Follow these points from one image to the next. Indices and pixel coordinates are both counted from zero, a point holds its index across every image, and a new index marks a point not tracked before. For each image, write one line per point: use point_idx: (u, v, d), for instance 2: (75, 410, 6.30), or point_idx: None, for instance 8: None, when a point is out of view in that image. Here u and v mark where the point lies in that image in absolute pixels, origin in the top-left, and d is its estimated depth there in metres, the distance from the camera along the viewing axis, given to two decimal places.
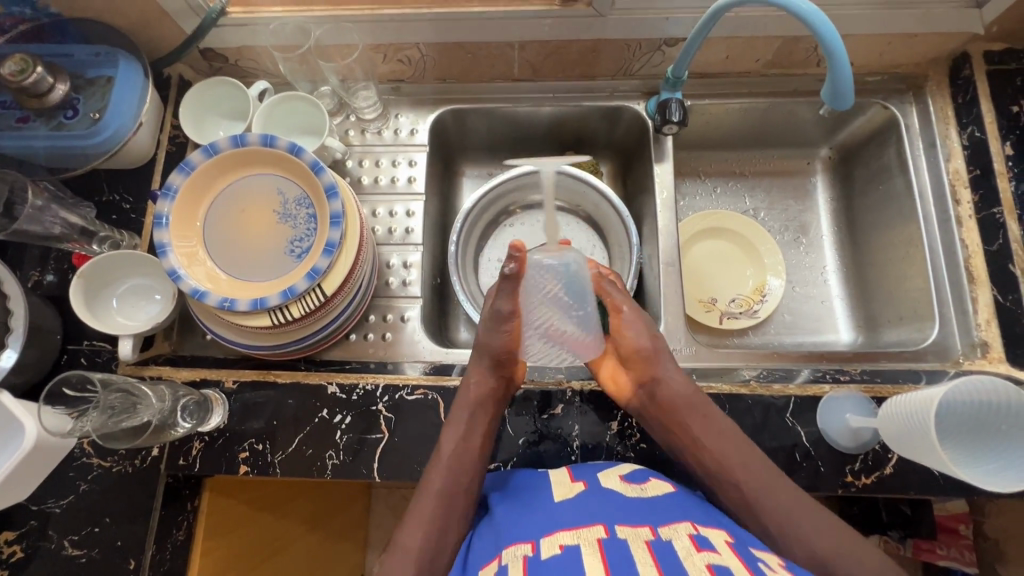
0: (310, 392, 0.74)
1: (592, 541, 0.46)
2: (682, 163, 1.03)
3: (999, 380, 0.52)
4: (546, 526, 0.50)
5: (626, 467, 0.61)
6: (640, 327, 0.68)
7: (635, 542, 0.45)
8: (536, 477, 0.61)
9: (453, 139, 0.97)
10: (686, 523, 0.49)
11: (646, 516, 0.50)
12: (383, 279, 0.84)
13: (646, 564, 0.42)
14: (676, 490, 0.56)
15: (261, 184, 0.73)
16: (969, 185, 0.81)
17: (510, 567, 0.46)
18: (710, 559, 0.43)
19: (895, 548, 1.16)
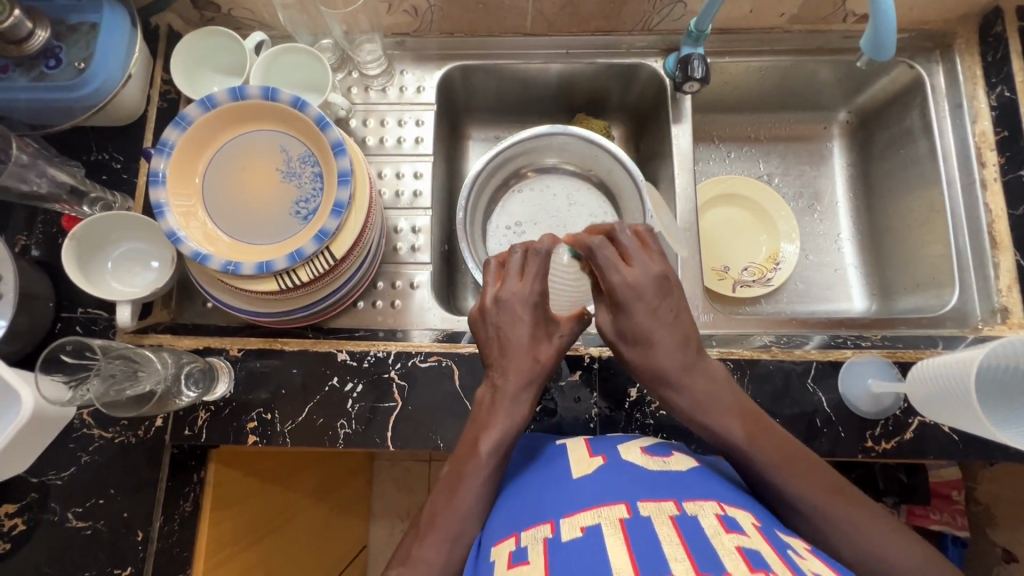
0: (318, 360, 0.71)
1: (614, 521, 0.42)
2: (696, 125, 1.00)
3: (1008, 341, 0.52)
4: (564, 504, 0.46)
5: (649, 440, 0.58)
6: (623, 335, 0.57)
7: (659, 518, 0.41)
8: (558, 449, 0.58)
9: (460, 98, 0.93)
10: (712, 501, 0.46)
11: (670, 491, 0.46)
12: (392, 244, 0.81)
13: (671, 543, 0.38)
14: (702, 465, 0.53)
15: (263, 141, 0.68)
16: (995, 147, 0.79)
17: (528, 550, 0.42)
18: (740, 541, 0.40)
19: (891, 514, 1.19)
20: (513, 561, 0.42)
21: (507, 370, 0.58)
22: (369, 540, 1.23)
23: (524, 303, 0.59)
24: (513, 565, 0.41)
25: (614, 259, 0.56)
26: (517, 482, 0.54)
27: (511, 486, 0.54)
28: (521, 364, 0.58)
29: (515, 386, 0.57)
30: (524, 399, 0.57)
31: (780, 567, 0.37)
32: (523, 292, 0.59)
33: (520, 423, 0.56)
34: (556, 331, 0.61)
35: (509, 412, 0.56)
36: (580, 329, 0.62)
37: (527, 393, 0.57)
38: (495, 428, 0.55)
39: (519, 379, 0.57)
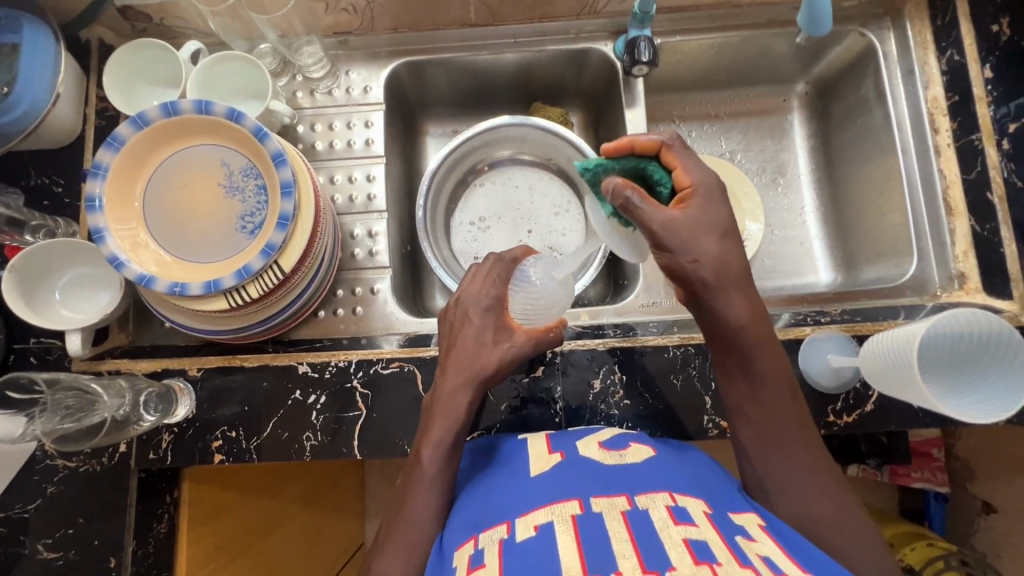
0: (280, 373, 0.70)
1: (567, 517, 0.42)
2: (655, 107, 0.99)
3: (951, 314, 0.51)
4: (519, 505, 0.46)
5: (606, 433, 0.59)
6: (688, 245, 0.53)
7: (610, 513, 0.42)
8: (517, 445, 0.59)
9: (411, 95, 0.91)
10: (664, 492, 0.45)
11: (623, 484, 0.46)
12: (349, 250, 0.80)
13: (620, 539, 0.38)
14: (657, 455, 0.53)
15: (203, 156, 0.67)
16: (948, 112, 0.79)
17: (485, 552, 0.42)
18: (687, 532, 0.39)
19: (874, 475, 1.20)
20: (471, 565, 0.42)
21: (449, 370, 0.58)
22: (366, 537, 1.24)
23: (478, 304, 0.60)
24: (471, 568, 0.41)
25: (688, 152, 0.58)
26: (476, 486, 0.54)
27: (472, 489, 0.54)
28: (461, 366, 0.58)
29: (454, 383, 0.57)
30: (460, 399, 0.57)
31: (725, 556, 0.37)
32: (479, 295, 0.61)
33: (458, 425, 0.56)
34: (506, 344, 0.59)
35: (445, 412, 0.56)
36: (530, 347, 0.60)
37: (467, 389, 0.57)
38: (434, 433, 0.56)
39: (457, 381, 0.57)
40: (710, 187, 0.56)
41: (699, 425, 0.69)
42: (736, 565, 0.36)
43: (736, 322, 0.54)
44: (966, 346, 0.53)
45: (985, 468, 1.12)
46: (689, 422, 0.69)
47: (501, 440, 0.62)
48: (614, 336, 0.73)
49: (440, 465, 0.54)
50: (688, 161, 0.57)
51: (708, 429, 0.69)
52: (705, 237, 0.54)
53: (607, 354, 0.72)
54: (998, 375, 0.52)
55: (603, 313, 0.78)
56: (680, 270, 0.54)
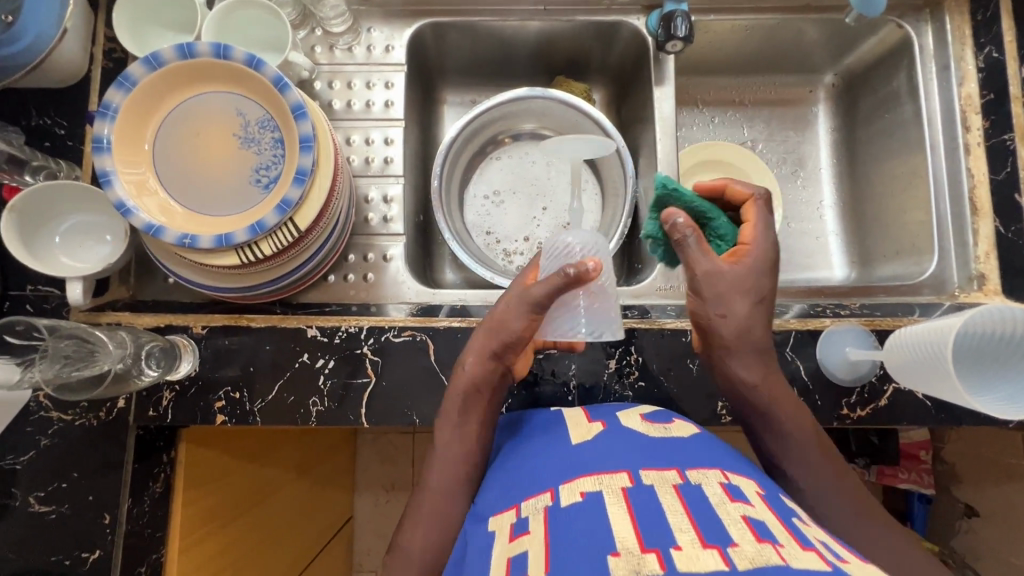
0: (288, 336, 0.68)
1: (616, 489, 0.42)
2: (680, 89, 0.97)
3: (991, 309, 0.51)
4: (562, 471, 0.47)
5: (649, 408, 0.59)
6: (720, 300, 0.57)
7: (662, 486, 0.42)
8: (552, 418, 0.60)
9: (432, 58, 0.88)
10: (716, 470, 0.46)
11: (672, 460, 0.47)
12: (362, 215, 0.78)
13: (676, 512, 0.39)
14: (703, 434, 0.54)
15: (218, 104, 0.64)
16: (981, 111, 0.77)
17: (529, 520, 0.43)
18: (745, 510, 0.40)
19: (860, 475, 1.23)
20: (515, 533, 0.43)
21: (477, 336, 0.62)
22: (355, 511, 1.23)
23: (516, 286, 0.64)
24: (514, 537, 0.42)
25: (764, 216, 0.61)
26: (517, 453, 0.55)
27: (518, 456, 0.55)
28: (486, 336, 0.61)
29: (475, 354, 0.61)
30: (476, 370, 0.61)
31: (786, 538, 0.37)
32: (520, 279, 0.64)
33: (484, 394, 0.61)
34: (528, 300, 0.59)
35: (463, 387, 0.60)
36: (556, 285, 0.57)
37: (484, 359, 0.61)
38: (451, 406, 0.60)
39: (479, 353, 0.61)
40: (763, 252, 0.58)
41: (713, 411, 0.68)
42: (797, 547, 0.36)
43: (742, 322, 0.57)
44: (997, 344, 0.53)
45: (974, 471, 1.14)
46: (702, 408, 0.69)
47: (530, 413, 0.63)
48: (631, 317, 0.72)
49: (457, 438, 0.59)
50: (759, 222, 0.60)
51: (721, 415, 0.68)
52: (736, 298, 0.57)
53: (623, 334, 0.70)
54: (1009, 384, 0.52)
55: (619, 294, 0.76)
56: (706, 318, 0.58)
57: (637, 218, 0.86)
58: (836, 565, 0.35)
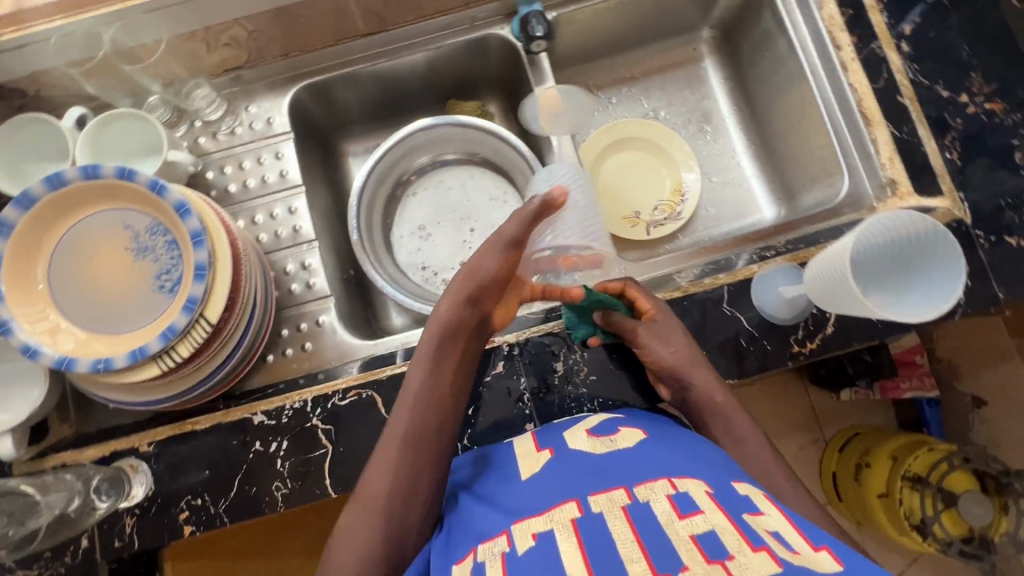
0: (235, 428, 0.68)
1: (566, 522, 0.44)
2: (570, 81, 0.99)
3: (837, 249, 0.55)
4: (517, 513, 0.48)
5: (595, 419, 0.60)
6: (657, 349, 0.65)
7: (612, 512, 0.43)
8: (504, 452, 0.60)
9: (321, 117, 0.89)
10: (663, 480, 0.47)
11: (619, 476, 0.48)
12: (285, 287, 0.77)
13: (626, 540, 0.40)
14: (648, 436, 0.55)
15: (102, 223, 0.63)
16: (845, 28, 0.79)
17: (486, 565, 0.43)
18: (693, 526, 0.40)
19: (867, 394, 1.32)
20: None
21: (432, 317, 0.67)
22: None
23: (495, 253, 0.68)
24: None
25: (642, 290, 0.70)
26: (472, 496, 0.56)
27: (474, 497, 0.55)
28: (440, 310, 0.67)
29: (434, 330, 0.66)
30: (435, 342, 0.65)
31: (737, 547, 0.38)
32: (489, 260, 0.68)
33: (446, 370, 0.64)
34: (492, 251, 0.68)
35: (422, 363, 0.64)
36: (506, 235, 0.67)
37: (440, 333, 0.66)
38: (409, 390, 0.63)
39: (435, 328, 0.66)
40: (661, 309, 0.68)
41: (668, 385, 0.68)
42: (749, 553, 0.37)
43: (705, 395, 0.65)
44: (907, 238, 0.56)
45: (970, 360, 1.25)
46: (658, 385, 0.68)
47: (493, 449, 0.62)
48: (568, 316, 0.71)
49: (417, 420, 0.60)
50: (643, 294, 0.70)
51: None
52: (673, 335, 0.66)
53: (563, 335, 0.70)
54: (920, 285, 0.56)
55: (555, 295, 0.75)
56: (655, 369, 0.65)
57: None
58: (788, 562, 0.36)
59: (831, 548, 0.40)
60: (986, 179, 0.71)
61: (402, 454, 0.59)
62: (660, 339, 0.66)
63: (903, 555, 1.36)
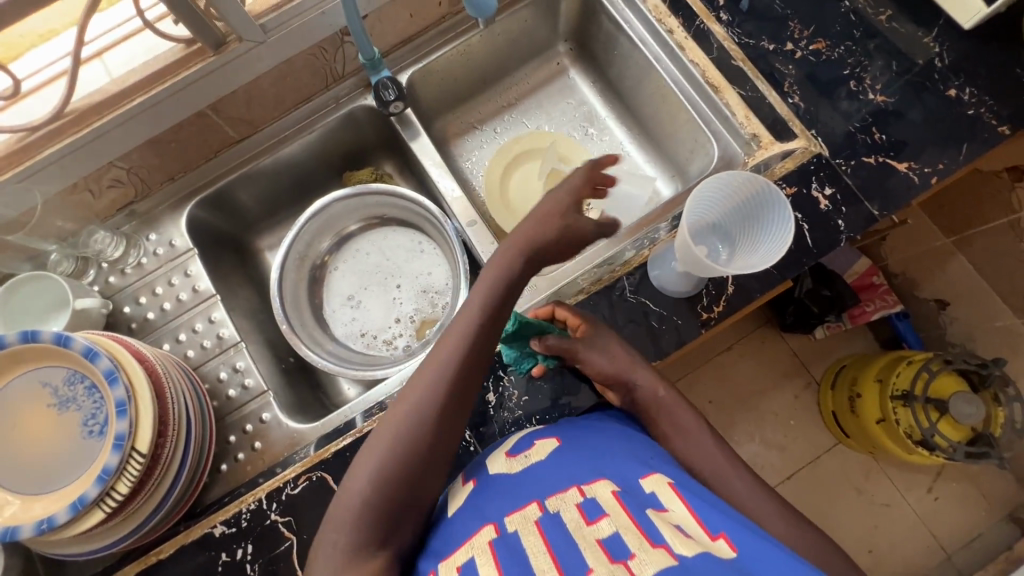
0: (199, 546, 0.68)
1: (484, 546, 0.45)
2: (452, 124, 1.04)
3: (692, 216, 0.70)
4: (443, 550, 0.49)
5: (513, 439, 0.61)
6: (596, 362, 0.66)
7: (526, 528, 0.45)
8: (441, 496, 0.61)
9: (225, 223, 0.93)
10: (573, 489, 0.49)
11: (532, 492, 0.50)
12: (223, 395, 0.79)
13: (538, 552, 0.42)
14: (560, 444, 0.57)
15: (22, 388, 0.65)
16: (670, 13, 0.85)
17: None
18: (599, 531, 0.43)
19: (840, 327, 1.33)
20: None
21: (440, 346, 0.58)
22: None
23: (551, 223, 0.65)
24: None
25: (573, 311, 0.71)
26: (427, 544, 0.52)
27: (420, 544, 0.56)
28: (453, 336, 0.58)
29: (437, 362, 0.57)
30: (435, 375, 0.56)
31: (638, 545, 0.40)
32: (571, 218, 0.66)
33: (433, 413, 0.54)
34: (508, 257, 0.62)
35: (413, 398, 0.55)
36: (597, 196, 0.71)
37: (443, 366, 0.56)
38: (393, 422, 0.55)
39: (438, 360, 0.56)
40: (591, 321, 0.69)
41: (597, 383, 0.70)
42: (647, 550, 0.39)
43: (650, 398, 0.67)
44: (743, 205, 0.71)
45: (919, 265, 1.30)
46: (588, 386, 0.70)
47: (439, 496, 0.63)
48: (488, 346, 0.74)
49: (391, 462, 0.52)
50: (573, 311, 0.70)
51: None
52: (610, 346, 0.67)
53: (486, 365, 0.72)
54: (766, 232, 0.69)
55: None
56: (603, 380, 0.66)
57: (470, 249, 0.90)
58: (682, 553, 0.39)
59: (729, 533, 0.42)
60: (829, 112, 0.76)
61: (372, 482, 0.52)
62: (601, 350, 0.67)
63: (926, 472, 1.32)
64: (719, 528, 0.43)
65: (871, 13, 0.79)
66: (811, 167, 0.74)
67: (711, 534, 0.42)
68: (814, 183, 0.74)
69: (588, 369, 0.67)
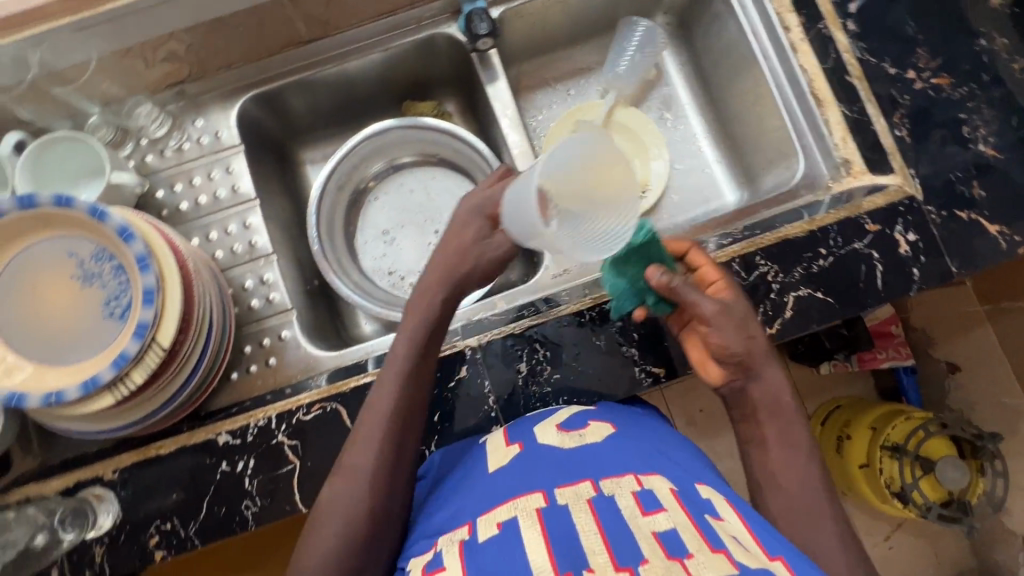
0: (202, 451, 0.67)
1: (531, 512, 0.46)
2: (527, 76, 0.98)
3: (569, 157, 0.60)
4: (479, 507, 0.51)
5: (564, 414, 0.61)
6: (725, 334, 0.60)
7: (577, 504, 0.46)
8: (478, 449, 0.61)
9: (273, 126, 0.87)
10: (630, 476, 0.50)
11: (585, 470, 0.51)
12: (245, 304, 0.76)
13: (589, 531, 0.43)
14: (616, 432, 0.57)
15: (46, 253, 0.62)
16: (794, 9, 0.78)
17: (445, 553, 0.48)
18: (655, 523, 0.43)
19: (846, 368, 1.31)
20: (430, 569, 0.47)
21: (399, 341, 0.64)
22: None
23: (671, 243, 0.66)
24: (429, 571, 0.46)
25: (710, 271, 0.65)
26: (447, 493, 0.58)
27: (443, 498, 0.58)
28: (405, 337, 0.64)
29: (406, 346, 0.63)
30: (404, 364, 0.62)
31: (696, 546, 0.40)
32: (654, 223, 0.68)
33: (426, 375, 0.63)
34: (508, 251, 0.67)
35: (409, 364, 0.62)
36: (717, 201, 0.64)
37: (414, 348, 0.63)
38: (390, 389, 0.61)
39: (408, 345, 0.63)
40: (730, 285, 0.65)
41: (632, 377, 0.68)
42: (706, 552, 0.39)
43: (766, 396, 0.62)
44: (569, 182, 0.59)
45: (944, 327, 1.27)
46: (622, 379, 0.68)
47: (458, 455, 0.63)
48: (529, 316, 0.71)
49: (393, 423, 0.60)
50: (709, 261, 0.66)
51: (642, 380, 0.68)
52: (749, 324, 0.62)
53: (524, 335, 0.69)
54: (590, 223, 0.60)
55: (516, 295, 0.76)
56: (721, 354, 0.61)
57: None
58: (743, 564, 0.39)
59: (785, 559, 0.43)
60: (935, 155, 0.72)
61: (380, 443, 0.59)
62: (739, 323, 0.61)
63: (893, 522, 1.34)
64: (776, 549, 0.44)
65: (1004, 59, 0.74)
66: (900, 208, 0.71)
67: (771, 556, 0.42)
68: (899, 225, 0.70)
69: (716, 337, 0.61)
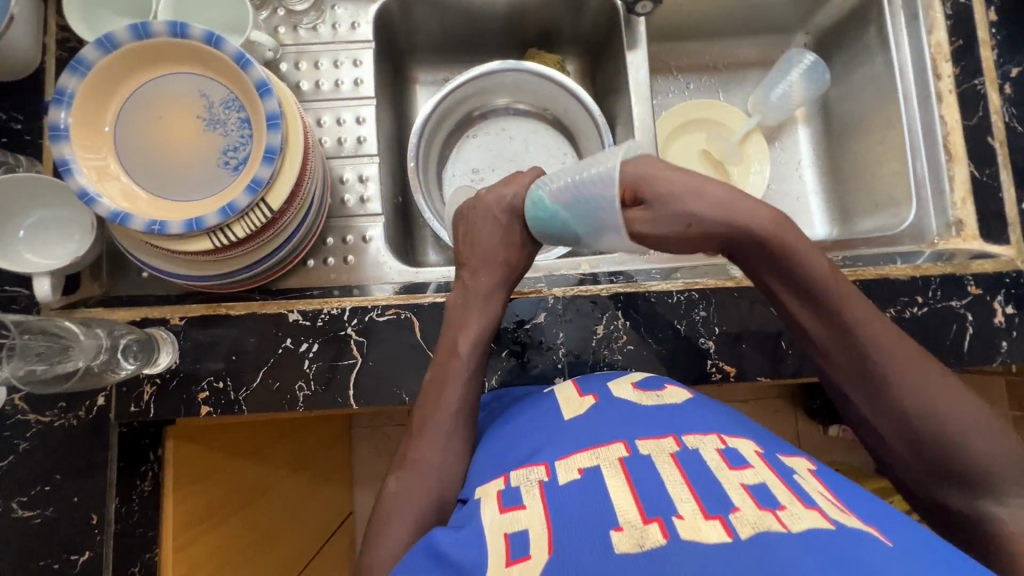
0: (270, 322, 0.67)
1: (615, 461, 0.44)
2: (654, 57, 0.97)
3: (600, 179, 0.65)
4: (553, 446, 0.49)
5: (638, 372, 0.60)
6: (786, 263, 0.57)
7: (660, 455, 0.44)
8: (545, 394, 0.59)
9: (401, 35, 0.87)
10: (712, 435, 0.48)
11: (667, 424, 0.49)
12: (338, 197, 0.76)
13: (675, 481, 0.41)
14: (694, 396, 0.55)
15: (178, 87, 0.61)
16: (951, 58, 0.76)
17: (523, 490, 0.45)
18: (743, 477, 0.42)
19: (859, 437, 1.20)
20: (506, 504, 0.44)
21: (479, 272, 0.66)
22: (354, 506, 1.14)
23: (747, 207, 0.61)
24: (507, 506, 0.44)
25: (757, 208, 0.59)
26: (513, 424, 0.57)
27: (513, 426, 0.56)
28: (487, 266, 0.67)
29: (489, 281, 0.66)
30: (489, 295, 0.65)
31: (787, 500, 0.40)
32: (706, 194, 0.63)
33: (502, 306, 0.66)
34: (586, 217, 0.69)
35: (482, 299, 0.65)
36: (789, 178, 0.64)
37: (499, 284, 0.66)
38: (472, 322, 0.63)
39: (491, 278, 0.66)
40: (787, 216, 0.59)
41: (702, 369, 0.68)
42: (798, 507, 0.39)
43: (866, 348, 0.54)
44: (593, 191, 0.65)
45: None
46: (691, 367, 0.68)
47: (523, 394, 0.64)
48: (616, 282, 0.71)
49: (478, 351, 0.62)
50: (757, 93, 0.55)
51: (712, 373, 0.68)
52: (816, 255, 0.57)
53: (610, 299, 0.69)
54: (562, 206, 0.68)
55: (603, 261, 0.75)
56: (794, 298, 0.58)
57: None
58: (838, 522, 0.38)
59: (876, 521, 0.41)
60: None
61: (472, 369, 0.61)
62: (796, 248, 0.57)
63: None
64: (867, 513, 0.42)
65: None
66: (1006, 279, 0.70)
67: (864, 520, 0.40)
68: (1001, 295, 0.70)
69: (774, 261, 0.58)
